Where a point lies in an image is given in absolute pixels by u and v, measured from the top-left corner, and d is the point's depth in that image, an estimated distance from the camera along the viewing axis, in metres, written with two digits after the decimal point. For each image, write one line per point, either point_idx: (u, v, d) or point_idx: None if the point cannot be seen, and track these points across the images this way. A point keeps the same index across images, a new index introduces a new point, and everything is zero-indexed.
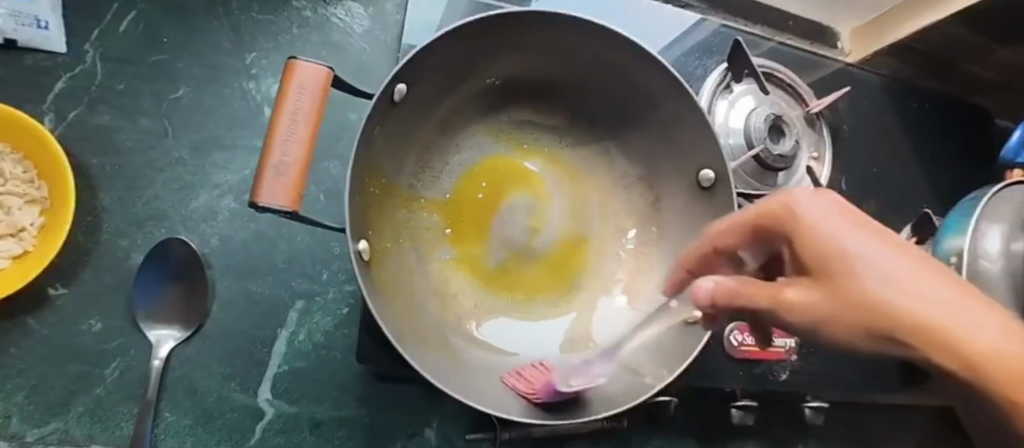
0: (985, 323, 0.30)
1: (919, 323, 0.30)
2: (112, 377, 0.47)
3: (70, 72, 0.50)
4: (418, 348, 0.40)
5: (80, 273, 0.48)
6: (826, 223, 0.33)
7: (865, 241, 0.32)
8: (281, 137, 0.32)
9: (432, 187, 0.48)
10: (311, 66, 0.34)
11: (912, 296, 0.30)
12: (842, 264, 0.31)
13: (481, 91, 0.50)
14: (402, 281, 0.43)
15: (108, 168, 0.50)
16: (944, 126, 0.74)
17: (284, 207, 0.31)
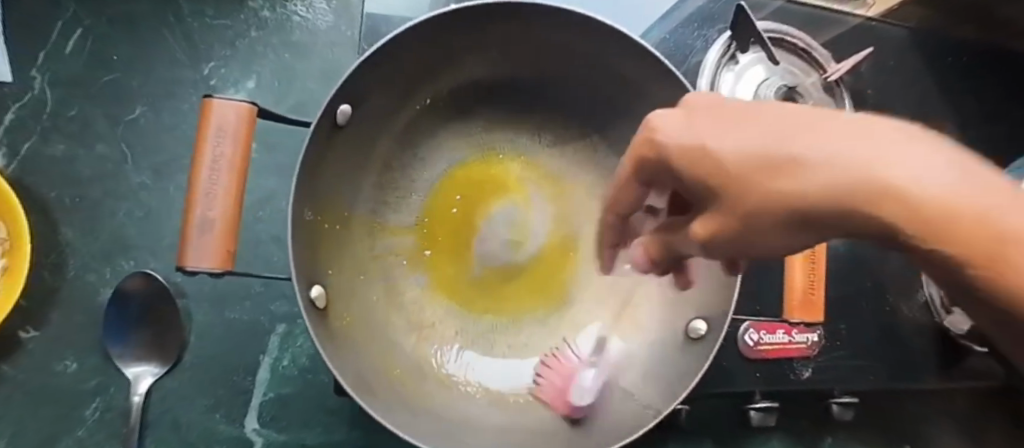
0: (915, 160, 0.20)
1: (998, 232, 0.19)
2: (92, 418, 0.46)
3: (19, 102, 0.47)
4: (386, 396, 0.38)
5: (50, 312, 0.46)
6: (718, 130, 0.26)
7: (823, 126, 0.23)
8: (203, 189, 0.32)
9: (400, 208, 0.45)
10: (229, 105, 0.33)
11: (903, 173, 0.20)
12: (810, 149, 0.22)
13: (441, 98, 0.46)
14: (370, 318, 0.42)
15: (68, 200, 0.48)
16: (983, 82, 0.66)
17: (214, 268, 0.32)
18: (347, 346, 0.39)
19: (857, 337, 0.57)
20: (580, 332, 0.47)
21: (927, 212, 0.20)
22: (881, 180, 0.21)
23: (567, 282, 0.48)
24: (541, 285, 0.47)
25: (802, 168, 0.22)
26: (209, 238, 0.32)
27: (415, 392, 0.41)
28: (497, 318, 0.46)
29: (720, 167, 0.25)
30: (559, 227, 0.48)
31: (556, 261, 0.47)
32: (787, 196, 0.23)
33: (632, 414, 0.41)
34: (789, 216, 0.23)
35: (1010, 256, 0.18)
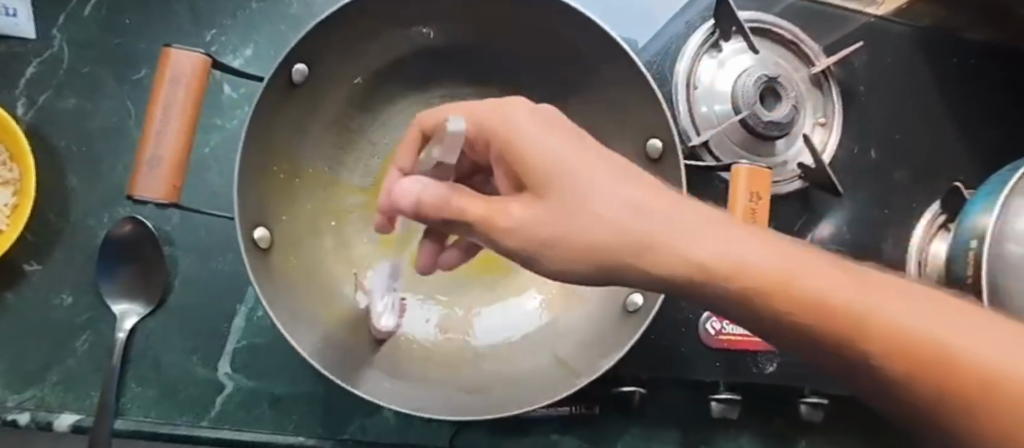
0: (624, 220, 0.29)
1: (801, 295, 0.26)
2: (82, 349, 0.50)
3: (39, 57, 0.52)
4: (316, 334, 0.41)
5: (52, 250, 0.51)
6: (568, 174, 0.31)
7: (613, 180, 0.31)
8: (156, 129, 0.36)
9: (357, 169, 0.49)
10: (184, 54, 0.36)
11: (670, 233, 0.28)
12: (636, 230, 0.29)
13: (402, 66, 0.49)
14: (318, 266, 0.45)
15: (75, 149, 0.52)
16: (991, 86, 0.63)
17: (159, 199, 0.35)
18: (291, 288, 0.42)
19: None
20: (514, 299, 0.49)
21: (728, 274, 0.27)
22: (688, 254, 0.28)
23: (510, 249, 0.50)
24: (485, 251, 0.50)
25: (620, 232, 0.29)
26: (158, 174, 0.36)
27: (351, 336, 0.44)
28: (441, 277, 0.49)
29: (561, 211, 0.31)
30: None
31: None
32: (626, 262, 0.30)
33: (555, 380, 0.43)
34: (597, 262, 0.31)
35: (799, 301, 0.25)
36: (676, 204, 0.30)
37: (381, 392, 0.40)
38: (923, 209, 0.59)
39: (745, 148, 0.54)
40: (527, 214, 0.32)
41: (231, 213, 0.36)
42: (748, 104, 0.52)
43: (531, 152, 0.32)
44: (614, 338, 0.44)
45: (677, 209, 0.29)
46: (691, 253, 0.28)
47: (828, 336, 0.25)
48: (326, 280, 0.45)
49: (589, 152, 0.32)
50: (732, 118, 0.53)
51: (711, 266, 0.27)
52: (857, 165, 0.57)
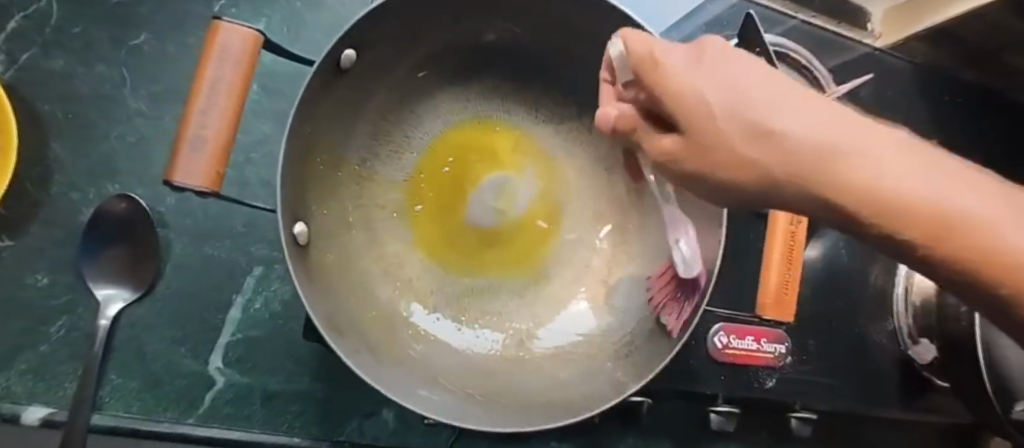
0: (803, 117, 0.26)
1: (909, 201, 0.24)
2: (57, 335, 0.46)
3: (23, 11, 0.47)
4: (355, 340, 0.38)
5: (27, 225, 0.46)
6: (726, 59, 0.27)
7: (764, 88, 0.26)
8: (201, 109, 0.33)
9: (392, 163, 0.46)
10: (235, 31, 0.34)
11: (851, 155, 0.25)
12: (806, 136, 0.25)
13: (443, 60, 0.47)
14: (349, 266, 0.42)
15: (61, 116, 0.47)
16: (975, 125, 0.67)
17: (202, 186, 0.32)
18: (326, 287, 0.39)
19: (821, 355, 0.58)
20: (553, 310, 0.48)
21: (869, 186, 0.25)
22: (841, 159, 0.25)
23: (543, 256, 0.49)
24: (519, 254, 0.48)
25: (784, 127, 0.26)
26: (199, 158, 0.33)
27: (384, 342, 0.41)
28: (476, 281, 0.46)
29: (713, 99, 0.26)
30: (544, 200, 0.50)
31: (536, 232, 0.49)
32: (769, 159, 0.26)
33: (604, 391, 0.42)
34: (756, 177, 0.27)
35: (940, 207, 0.24)
36: (820, 101, 0.27)
37: (429, 407, 0.37)
38: None
39: None
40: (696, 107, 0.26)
41: (277, 204, 0.33)
42: None
43: (666, 60, 0.28)
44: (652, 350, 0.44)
45: (832, 109, 0.27)
46: (845, 156, 0.25)
47: (940, 241, 0.24)
48: (358, 281, 0.42)
49: (724, 53, 0.28)
50: None
51: (867, 187, 0.24)
52: None
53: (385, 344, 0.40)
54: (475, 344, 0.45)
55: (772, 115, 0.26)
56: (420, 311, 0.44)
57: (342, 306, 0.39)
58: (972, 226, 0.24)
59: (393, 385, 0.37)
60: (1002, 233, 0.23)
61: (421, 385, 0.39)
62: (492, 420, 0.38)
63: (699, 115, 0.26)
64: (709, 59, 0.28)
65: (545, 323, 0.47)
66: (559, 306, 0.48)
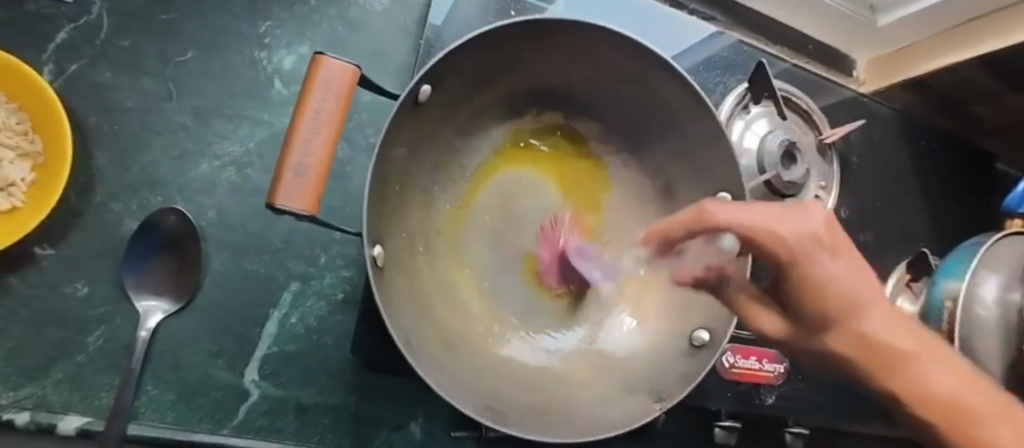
0: (840, 268, 0.38)
1: (917, 385, 0.38)
2: (95, 345, 0.46)
3: (73, 23, 0.48)
4: (427, 358, 0.40)
5: (68, 234, 0.46)
6: (802, 225, 0.38)
7: (849, 273, 0.38)
8: (303, 137, 0.35)
9: (448, 190, 0.48)
10: (337, 65, 0.36)
11: (867, 320, 0.39)
12: (849, 299, 0.38)
13: (506, 96, 0.50)
14: (416, 286, 0.43)
15: (106, 127, 0.48)
16: (946, 166, 0.74)
17: (303, 210, 0.34)
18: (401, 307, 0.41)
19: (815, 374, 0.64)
20: (601, 320, 0.51)
21: (886, 366, 0.38)
22: (868, 330, 0.39)
23: (582, 281, 0.52)
24: (560, 281, 0.51)
25: (847, 303, 0.38)
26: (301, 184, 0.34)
27: (451, 360, 0.43)
28: (525, 305, 0.49)
29: (812, 269, 0.38)
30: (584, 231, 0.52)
31: (578, 260, 0.52)
32: (842, 322, 0.39)
33: (640, 408, 0.46)
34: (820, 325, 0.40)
35: (909, 377, 0.38)
36: (877, 298, 0.39)
37: (496, 423, 0.40)
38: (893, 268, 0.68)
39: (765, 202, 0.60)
40: (791, 225, 0.38)
41: (360, 230, 0.35)
42: (772, 165, 0.59)
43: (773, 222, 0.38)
44: (687, 371, 0.49)
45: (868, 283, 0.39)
46: (864, 319, 0.39)
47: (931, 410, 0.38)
48: (424, 300, 0.43)
49: (840, 243, 0.39)
50: (757, 176, 0.59)
51: (868, 337, 0.38)
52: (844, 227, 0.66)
53: (452, 361, 0.42)
54: (537, 357, 0.48)
55: (821, 265, 0.38)
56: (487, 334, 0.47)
57: (415, 324, 0.41)
58: (951, 406, 0.37)
59: (465, 401, 0.40)
60: (928, 376, 0.38)
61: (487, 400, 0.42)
62: (550, 435, 0.41)
63: (812, 280, 0.38)
64: (790, 228, 0.38)
65: (597, 334, 0.51)
66: (605, 317, 0.51)
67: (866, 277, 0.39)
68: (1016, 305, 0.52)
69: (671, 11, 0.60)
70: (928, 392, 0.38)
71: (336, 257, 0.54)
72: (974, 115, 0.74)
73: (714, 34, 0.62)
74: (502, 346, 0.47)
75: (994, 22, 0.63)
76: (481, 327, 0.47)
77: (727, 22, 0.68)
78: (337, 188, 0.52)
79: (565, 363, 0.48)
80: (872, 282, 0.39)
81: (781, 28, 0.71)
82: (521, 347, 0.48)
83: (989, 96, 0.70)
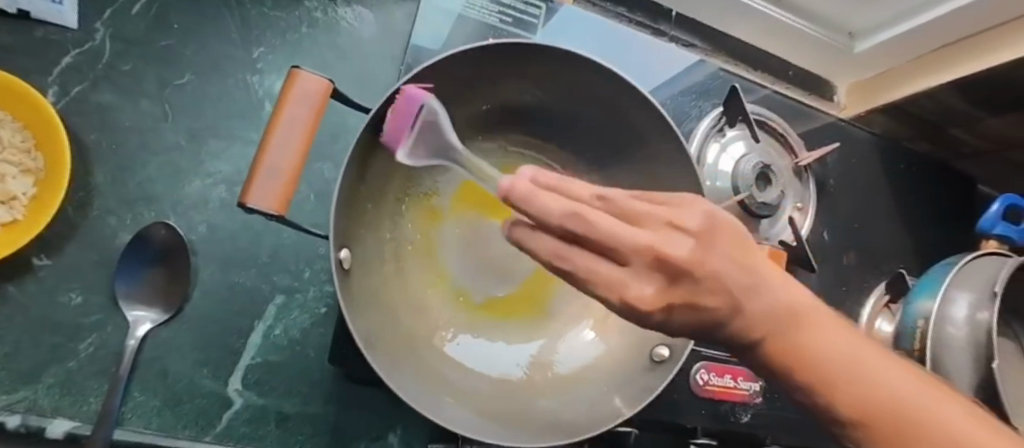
0: (781, 297, 0.27)
1: (872, 395, 0.27)
2: (86, 352, 0.48)
3: (78, 48, 0.51)
4: (387, 357, 0.41)
5: (65, 245, 0.49)
6: (668, 230, 0.25)
7: (782, 300, 0.27)
8: (277, 142, 0.37)
9: (421, 203, 0.50)
10: (313, 78, 0.38)
11: (811, 336, 0.27)
12: (773, 318, 0.27)
13: (478, 116, 0.52)
14: (382, 291, 0.45)
15: (105, 146, 0.51)
16: (927, 189, 0.75)
17: (272, 210, 0.36)
18: (365, 307, 0.42)
19: (792, 394, 0.64)
20: (565, 334, 0.52)
21: (839, 390, 0.27)
22: (835, 349, 0.27)
23: (546, 297, 0.53)
24: (526, 296, 0.52)
25: (767, 307, 0.27)
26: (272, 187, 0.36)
27: (412, 363, 0.44)
28: (491, 314, 0.51)
29: (730, 279, 0.26)
30: None
31: (542, 275, 0.53)
32: (772, 337, 0.27)
33: (605, 412, 0.46)
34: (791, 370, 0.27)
35: (868, 395, 0.26)
36: (815, 305, 0.28)
37: (451, 422, 0.40)
38: (872, 289, 0.69)
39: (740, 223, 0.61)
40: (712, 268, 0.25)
41: (328, 234, 0.37)
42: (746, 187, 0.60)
43: (641, 209, 0.26)
44: (651, 381, 0.48)
45: (798, 294, 0.28)
46: (804, 339, 0.27)
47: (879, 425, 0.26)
48: (389, 305, 0.45)
49: (718, 224, 0.26)
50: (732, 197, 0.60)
51: (844, 372, 0.27)
52: (822, 249, 0.67)
53: (413, 365, 0.44)
54: (499, 364, 0.49)
55: (755, 298, 0.26)
56: (451, 338, 0.48)
57: (378, 325, 0.42)
58: (901, 412, 0.26)
59: (421, 399, 0.41)
60: (939, 419, 0.26)
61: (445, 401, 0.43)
62: (506, 437, 0.41)
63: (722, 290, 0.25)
64: (719, 244, 0.26)
65: (559, 348, 0.51)
66: (568, 330, 0.53)
67: (757, 261, 0.27)
68: (984, 323, 0.53)
69: (650, 39, 0.63)
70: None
71: (320, 272, 0.56)
72: (955, 139, 0.75)
73: (695, 61, 0.64)
74: (465, 351, 0.48)
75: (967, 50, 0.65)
76: (446, 333, 0.49)
77: (709, 48, 0.71)
78: (322, 205, 0.54)
79: (525, 370, 0.49)
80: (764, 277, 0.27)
81: (762, 53, 0.74)
82: (481, 352, 0.49)
83: (968, 121, 0.71)
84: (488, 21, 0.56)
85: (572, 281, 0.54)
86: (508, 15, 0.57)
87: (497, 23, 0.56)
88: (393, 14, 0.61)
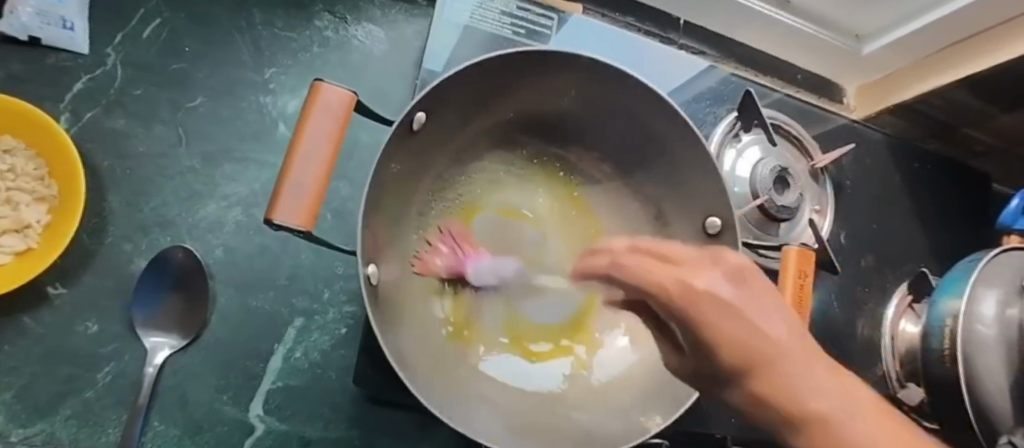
0: (703, 261, 0.33)
1: (838, 440, 0.29)
2: (103, 382, 0.46)
3: (89, 74, 0.50)
4: (418, 374, 0.40)
5: (81, 274, 0.48)
6: (658, 245, 0.36)
7: (693, 257, 0.34)
8: (302, 157, 0.36)
9: (442, 216, 0.49)
10: (336, 91, 0.37)
11: (714, 294, 0.32)
12: (685, 278, 0.33)
13: (497, 126, 0.51)
14: (408, 306, 0.44)
15: (119, 171, 0.50)
16: (943, 187, 0.75)
17: (299, 226, 0.34)
18: (393, 324, 0.41)
19: None
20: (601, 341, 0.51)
21: (701, 315, 0.32)
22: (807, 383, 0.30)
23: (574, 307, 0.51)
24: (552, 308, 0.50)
25: (697, 299, 0.32)
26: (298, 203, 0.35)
27: (442, 379, 0.43)
28: (520, 328, 0.49)
29: (768, 332, 0.31)
30: (575, 257, 0.52)
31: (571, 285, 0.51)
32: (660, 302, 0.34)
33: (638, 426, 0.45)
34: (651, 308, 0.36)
35: (778, 382, 0.30)
36: (691, 263, 0.33)
37: (485, 439, 0.39)
38: (894, 290, 0.68)
39: (759, 227, 0.61)
40: (643, 270, 0.35)
41: (356, 250, 0.36)
42: (765, 191, 0.60)
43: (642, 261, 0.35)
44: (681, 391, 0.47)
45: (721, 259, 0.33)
46: (716, 318, 0.32)
47: (750, 375, 0.31)
48: (415, 319, 0.44)
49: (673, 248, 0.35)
50: (751, 201, 0.60)
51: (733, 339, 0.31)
52: (841, 252, 0.67)
53: (443, 381, 0.42)
54: (537, 379, 0.47)
55: (691, 281, 0.33)
56: (483, 353, 0.47)
57: (406, 341, 0.41)
58: (773, 371, 0.31)
59: (453, 414, 0.40)
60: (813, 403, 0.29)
61: (476, 417, 0.42)
62: None
63: (653, 282, 0.34)
64: (739, 289, 0.32)
65: (599, 354, 0.50)
66: (605, 336, 0.51)
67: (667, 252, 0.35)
68: (1014, 320, 0.53)
69: (661, 47, 0.63)
70: (784, 395, 0.30)
71: (339, 293, 0.55)
72: (967, 136, 0.75)
73: (706, 67, 0.64)
74: (500, 366, 0.47)
75: (971, 48, 0.65)
76: (476, 349, 0.47)
77: (717, 55, 0.72)
78: (339, 225, 0.53)
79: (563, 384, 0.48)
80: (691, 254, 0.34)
81: (768, 59, 0.75)
82: (521, 372, 0.47)
83: (980, 118, 0.71)
84: (501, 33, 0.56)
85: (604, 288, 0.53)
86: (521, 27, 0.57)
87: (510, 36, 0.56)
88: (404, 30, 0.61)
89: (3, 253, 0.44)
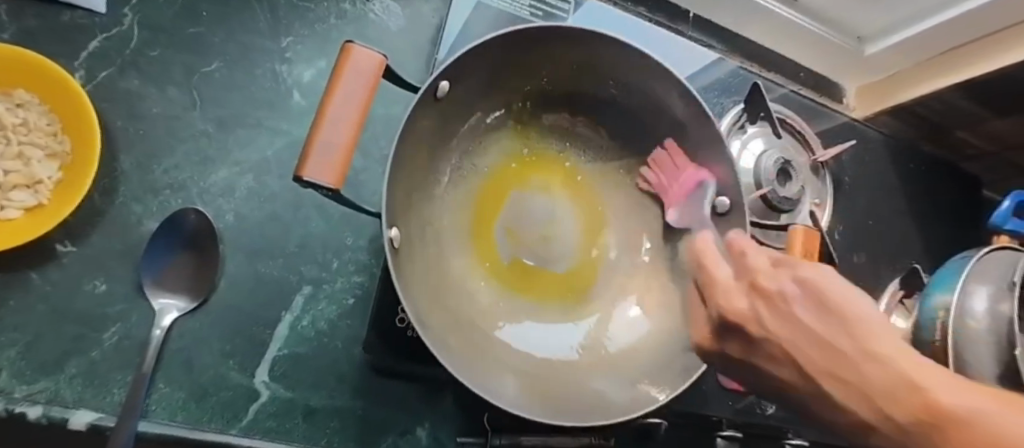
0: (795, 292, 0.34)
1: (934, 406, 0.28)
2: (109, 342, 0.46)
3: (105, 33, 0.50)
4: (436, 337, 0.41)
5: (89, 233, 0.48)
6: (770, 275, 0.36)
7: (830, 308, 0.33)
8: (331, 118, 0.36)
9: (459, 185, 0.50)
10: (367, 54, 0.38)
11: (863, 325, 0.32)
12: (812, 326, 0.33)
13: (513, 100, 0.52)
14: (426, 271, 0.45)
15: (131, 132, 0.50)
16: (936, 188, 0.77)
17: (328, 184, 0.35)
18: (411, 287, 0.42)
19: None
20: (610, 312, 0.52)
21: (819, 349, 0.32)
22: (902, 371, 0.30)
23: (583, 279, 0.52)
24: (564, 279, 0.51)
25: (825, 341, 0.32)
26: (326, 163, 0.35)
27: (458, 343, 0.43)
28: (533, 297, 0.50)
29: (812, 327, 0.33)
30: (586, 231, 0.53)
31: (580, 256, 0.52)
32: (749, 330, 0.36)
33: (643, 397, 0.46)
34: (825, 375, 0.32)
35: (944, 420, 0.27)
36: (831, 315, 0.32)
37: (500, 402, 0.40)
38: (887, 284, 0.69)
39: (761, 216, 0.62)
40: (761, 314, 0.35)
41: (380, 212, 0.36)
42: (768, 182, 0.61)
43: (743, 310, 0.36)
44: (685, 365, 0.48)
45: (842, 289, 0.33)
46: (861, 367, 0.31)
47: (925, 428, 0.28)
48: (432, 284, 0.45)
49: (809, 280, 0.34)
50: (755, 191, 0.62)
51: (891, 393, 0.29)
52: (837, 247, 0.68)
53: (459, 344, 0.43)
54: (549, 346, 0.48)
55: (799, 318, 0.33)
56: (495, 320, 0.48)
57: (424, 304, 0.42)
58: (940, 414, 0.27)
59: (470, 377, 0.41)
60: (986, 422, 0.26)
61: (490, 382, 0.42)
62: (554, 419, 0.41)
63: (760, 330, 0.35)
64: (838, 302, 0.32)
65: (609, 325, 0.51)
66: (615, 308, 0.52)
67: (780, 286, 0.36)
68: (1004, 315, 0.54)
69: (671, 35, 0.64)
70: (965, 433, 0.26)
71: (347, 263, 0.55)
72: (960, 140, 0.77)
73: (715, 58, 0.65)
74: (514, 333, 0.48)
75: (967, 53, 0.67)
76: (489, 316, 0.48)
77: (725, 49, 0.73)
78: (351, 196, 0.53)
79: (574, 352, 0.49)
80: (834, 287, 0.33)
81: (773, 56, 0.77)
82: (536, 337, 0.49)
83: (973, 122, 0.73)
84: (519, 14, 0.57)
85: (612, 260, 0.54)
86: (538, 9, 0.58)
87: (526, 16, 0.57)
88: (420, 7, 0.62)
89: (13, 207, 0.44)
